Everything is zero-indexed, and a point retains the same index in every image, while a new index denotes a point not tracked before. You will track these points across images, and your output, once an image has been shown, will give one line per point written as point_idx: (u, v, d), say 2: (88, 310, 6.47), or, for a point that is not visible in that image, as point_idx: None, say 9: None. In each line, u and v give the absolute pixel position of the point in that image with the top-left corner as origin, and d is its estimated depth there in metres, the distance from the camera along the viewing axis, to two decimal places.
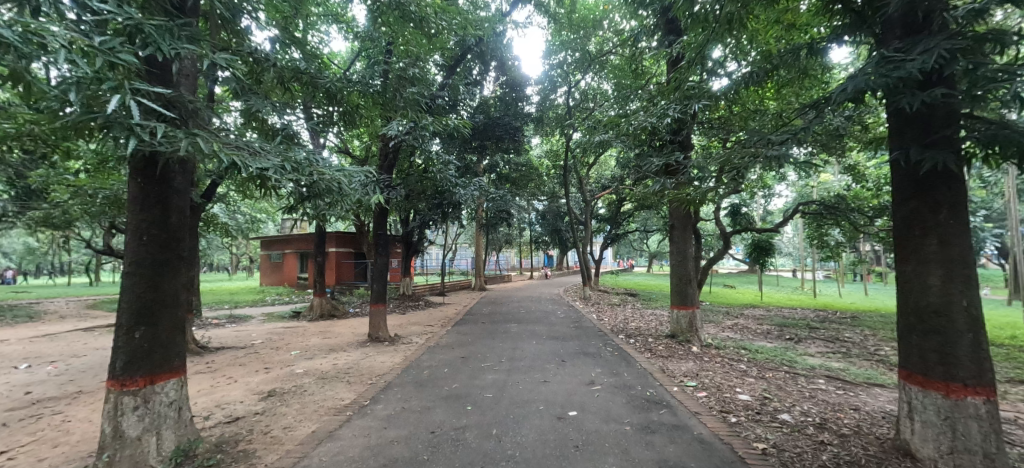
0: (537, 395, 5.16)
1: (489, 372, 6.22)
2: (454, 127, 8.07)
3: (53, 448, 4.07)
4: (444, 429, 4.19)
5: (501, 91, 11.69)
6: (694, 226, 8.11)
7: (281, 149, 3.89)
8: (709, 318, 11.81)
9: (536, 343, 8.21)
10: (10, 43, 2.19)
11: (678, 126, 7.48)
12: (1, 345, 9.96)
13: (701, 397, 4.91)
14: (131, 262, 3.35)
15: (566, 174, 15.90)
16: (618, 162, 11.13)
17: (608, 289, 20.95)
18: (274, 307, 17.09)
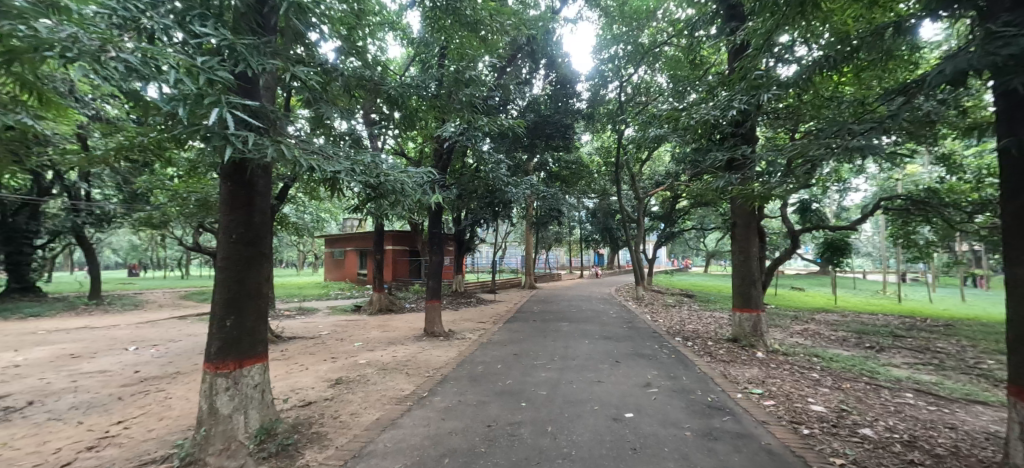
0: (593, 394, 5.12)
1: (543, 369, 6.28)
2: (507, 126, 8.16)
3: (158, 421, 4.56)
4: (500, 424, 4.26)
5: (552, 88, 11.63)
6: (758, 224, 7.71)
7: (350, 152, 4.11)
8: (775, 323, 11.13)
9: (589, 342, 8.15)
10: (134, 66, 2.49)
11: (741, 119, 7.11)
12: (112, 330, 11.28)
13: (768, 406, 4.66)
14: (222, 258, 3.69)
15: (620, 170, 15.58)
16: (676, 158, 10.75)
17: (664, 289, 20.28)
18: (337, 301, 18.11)
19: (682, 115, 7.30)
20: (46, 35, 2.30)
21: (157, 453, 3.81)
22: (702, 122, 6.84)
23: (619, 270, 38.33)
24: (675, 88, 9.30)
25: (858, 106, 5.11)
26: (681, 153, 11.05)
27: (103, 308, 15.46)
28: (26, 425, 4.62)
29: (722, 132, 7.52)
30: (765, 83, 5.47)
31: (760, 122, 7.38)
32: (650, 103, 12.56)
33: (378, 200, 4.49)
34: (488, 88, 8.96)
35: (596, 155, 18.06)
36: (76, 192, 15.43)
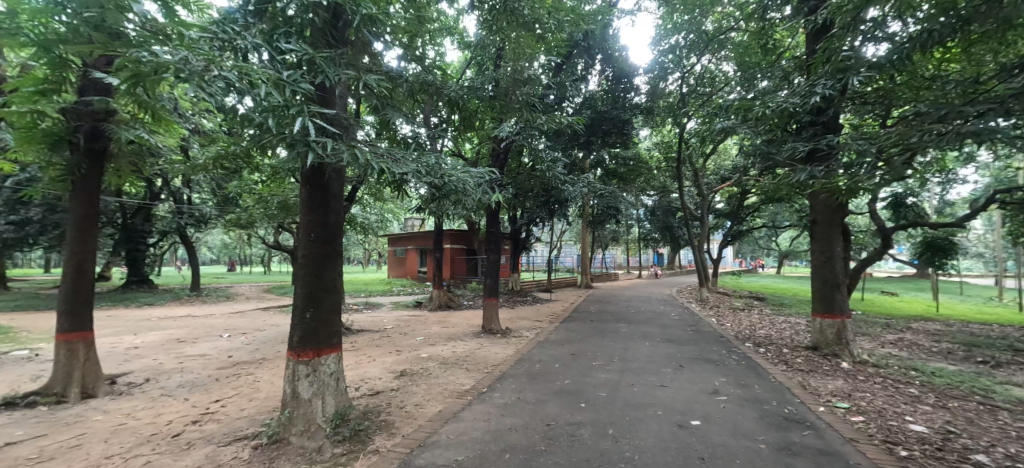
0: (656, 399, 5.02)
1: (602, 371, 6.23)
2: (566, 124, 8.13)
3: (249, 401, 5.05)
4: (560, 423, 4.31)
5: (607, 85, 11.34)
6: (842, 220, 7.18)
7: (416, 154, 4.29)
8: (862, 331, 10.26)
9: (650, 344, 7.98)
10: (232, 82, 2.80)
11: (822, 106, 6.63)
12: (208, 318, 12.56)
13: (857, 422, 4.34)
14: (302, 255, 4.02)
15: (682, 166, 15.00)
16: (744, 151, 10.17)
17: (732, 291, 19.26)
18: (400, 297, 18.95)
19: (755, 104, 6.92)
20: (163, 60, 2.64)
21: (249, 430, 4.24)
22: (778, 112, 6.42)
23: (681, 270, 36.90)
24: (744, 76, 8.81)
25: (969, 83, 4.66)
26: (750, 145, 10.47)
27: (200, 299, 17.25)
28: (143, 399, 5.31)
29: (798, 121, 7.05)
30: (853, 66, 5.23)
31: (845, 109, 6.78)
32: (715, 94, 11.99)
33: (441, 200, 4.67)
34: (544, 86, 8.99)
35: (656, 150, 17.53)
36: (179, 196, 17.29)
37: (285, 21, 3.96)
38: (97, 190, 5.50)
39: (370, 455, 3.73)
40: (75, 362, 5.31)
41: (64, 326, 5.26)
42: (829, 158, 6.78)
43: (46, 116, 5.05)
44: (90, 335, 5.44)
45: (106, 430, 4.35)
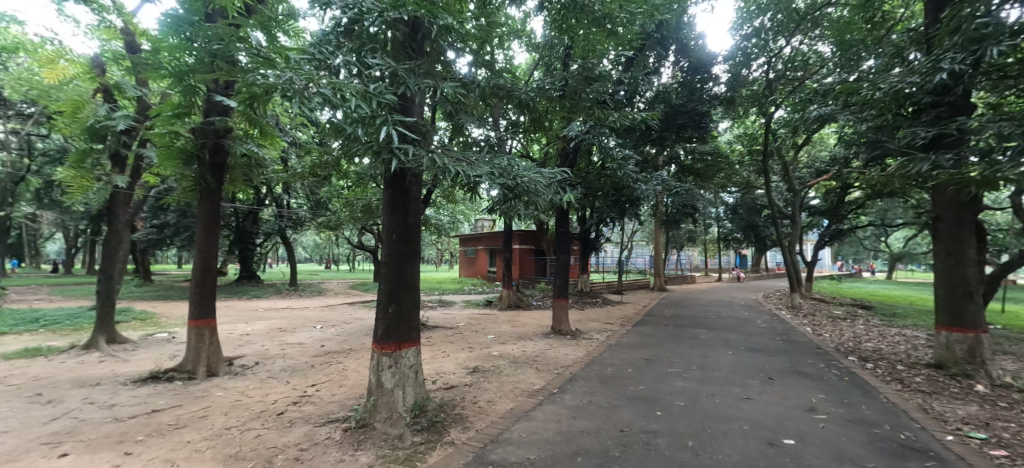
0: (742, 413, 4.78)
1: (679, 378, 6.03)
2: (639, 120, 7.86)
3: (340, 387, 5.54)
4: (634, 431, 4.26)
5: (682, 77, 10.76)
6: (974, 218, 6.34)
7: (491, 157, 4.45)
8: (1000, 349, 8.92)
9: (731, 353, 7.58)
10: (328, 97, 3.13)
11: (947, 85, 5.86)
12: (303, 310, 13.86)
13: (996, 457, 3.80)
14: (385, 254, 4.35)
15: (768, 160, 13.98)
16: (845, 140, 9.27)
17: (829, 298, 17.56)
18: (471, 295, 19.58)
19: (861, 88, 6.28)
20: (271, 80, 3.02)
21: (340, 413, 4.66)
22: (891, 94, 5.81)
23: (768, 273, 34.32)
24: (844, 56, 8.06)
25: None
26: (852, 134, 9.49)
27: (296, 293, 19.04)
28: (252, 380, 6.01)
29: (916, 104, 6.29)
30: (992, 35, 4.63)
31: (977, 87, 5.94)
32: (808, 79, 11.01)
33: (514, 200, 4.80)
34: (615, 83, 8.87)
35: (738, 144, 16.49)
36: (280, 201, 19.24)
37: (370, 39, 4.29)
38: (218, 196, 6.34)
39: (447, 446, 3.94)
40: (202, 344, 6.14)
41: (192, 313, 6.08)
42: (960, 144, 5.97)
43: (178, 135, 5.89)
44: (213, 322, 6.25)
45: (225, 405, 4.99)
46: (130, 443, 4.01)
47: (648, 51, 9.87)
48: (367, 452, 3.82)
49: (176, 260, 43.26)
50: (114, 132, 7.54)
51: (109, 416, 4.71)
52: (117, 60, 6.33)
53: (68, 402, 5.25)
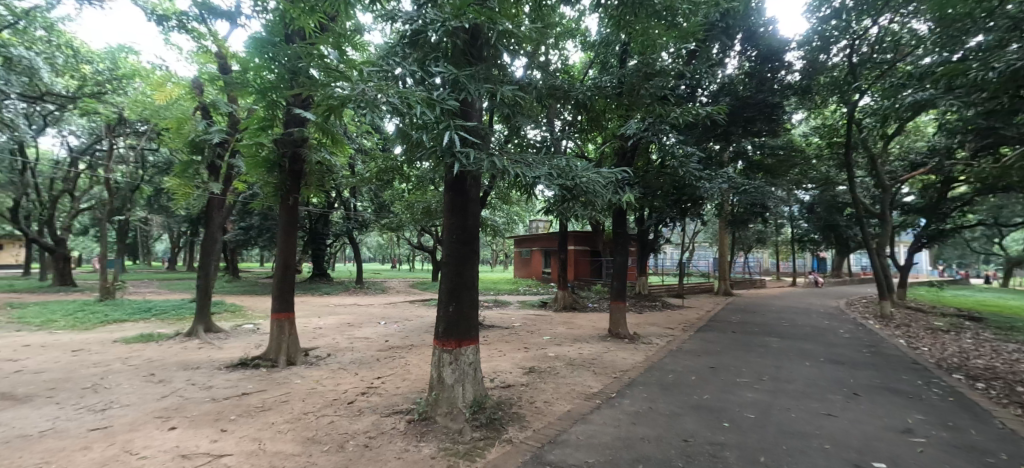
0: (823, 430, 4.31)
1: (746, 386, 5.74)
2: (705, 115, 7.50)
3: (403, 381, 5.80)
4: (699, 441, 4.03)
5: (750, 66, 9.90)
6: None
7: (549, 158, 4.48)
8: None
9: (809, 365, 7.07)
10: (397, 106, 3.33)
11: None
12: (368, 307, 14.61)
13: None
14: (445, 254, 4.51)
15: (850, 153, 12.87)
16: (949, 127, 8.34)
17: (927, 307, 15.81)
18: (526, 296, 19.70)
19: (969, 69, 5.59)
20: (346, 93, 3.27)
21: (404, 406, 4.89)
22: (1008, 74, 5.11)
23: (851, 278, 31.46)
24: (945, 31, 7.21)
25: None
26: (955, 121, 8.51)
27: (362, 291, 20.08)
28: (325, 370, 6.45)
29: None
30: None
31: None
32: (899, 61, 9.98)
33: (572, 200, 4.80)
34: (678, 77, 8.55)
35: (812, 136, 15.32)
36: (348, 204, 20.36)
37: (432, 48, 4.48)
38: (295, 200, 6.84)
39: (505, 444, 4.02)
40: (282, 335, 6.67)
41: (274, 307, 6.62)
42: None
43: (262, 146, 6.46)
44: (292, 315, 6.77)
45: (302, 392, 5.39)
46: (224, 421, 4.46)
47: (712, 42, 9.25)
48: (430, 444, 3.99)
49: (258, 259, 47.08)
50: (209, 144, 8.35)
51: (206, 396, 5.27)
52: (211, 81, 7.04)
53: (173, 381, 5.94)
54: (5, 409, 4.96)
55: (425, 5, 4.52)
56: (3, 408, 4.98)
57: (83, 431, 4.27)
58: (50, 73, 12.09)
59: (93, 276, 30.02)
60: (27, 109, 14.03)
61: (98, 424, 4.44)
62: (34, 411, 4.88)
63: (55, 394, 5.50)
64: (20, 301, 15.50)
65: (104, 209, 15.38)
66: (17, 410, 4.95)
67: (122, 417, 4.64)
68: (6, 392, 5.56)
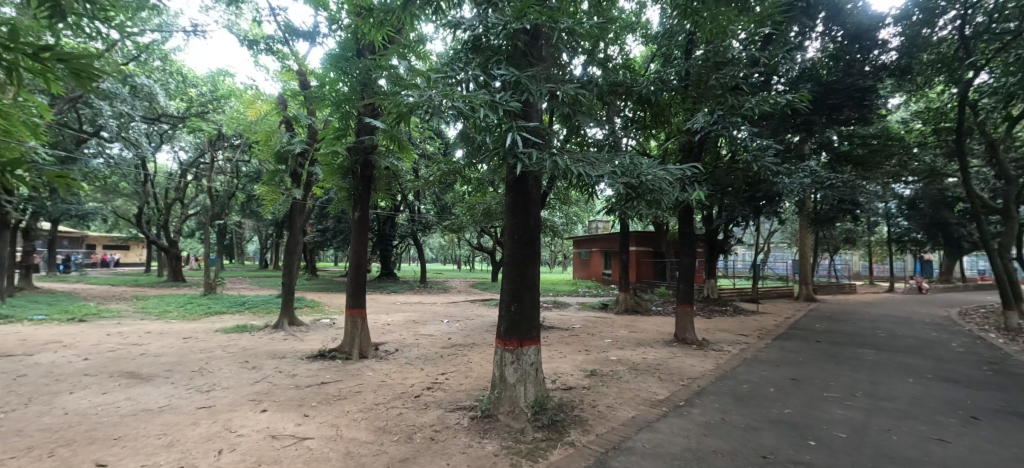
0: (932, 457, 3.75)
1: (834, 401, 5.26)
2: (785, 104, 6.97)
3: (466, 378, 5.93)
4: (780, 459, 3.72)
5: (836, 47, 8.79)
6: None
7: (612, 157, 4.38)
8: None
9: (908, 381, 6.35)
10: (462, 109, 3.43)
11: None
12: (432, 305, 15.12)
13: None
14: (508, 255, 4.56)
15: (962, 141, 11.38)
16: None
17: None
18: (586, 298, 19.46)
19: None
20: (415, 99, 3.45)
21: (467, 402, 4.99)
22: None
23: (962, 283, 27.82)
24: None
25: None
26: None
27: (426, 289, 20.82)
28: (393, 364, 6.74)
29: None
30: None
31: None
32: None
33: (637, 199, 4.65)
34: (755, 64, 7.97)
35: (913, 123, 13.63)
36: (412, 206, 21.14)
37: (494, 51, 4.55)
38: (366, 201, 7.19)
39: (567, 447, 3.99)
40: (356, 330, 7.07)
41: (348, 303, 7.01)
42: None
43: (337, 154, 6.89)
44: (364, 310, 7.14)
45: (373, 384, 5.67)
46: (307, 407, 4.80)
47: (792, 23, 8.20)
48: (493, 441, 4.05)
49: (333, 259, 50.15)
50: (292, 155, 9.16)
51: (291, 383, 5.70)
52: (293, 97, 7.60)
53: (263, 368, 6.48)
54: (132, 386, 5.66)
55: (486, 9, 4.58)
56: (131, 385, 5.70)
57: (192, 408, 4.78)
58: (164, 97, 13.68)
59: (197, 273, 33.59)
60: (147, 129, 15.98)
61: (204, 403, 4.95)
62: (154, 389, 5.53)
63: (170, 375, 6.20)
64: (140, 294, 17.67)
65: (206, 214, 17.07)
66: (141, 387, 5.63)
67: (222, 398, 5.13)
68: (132, 372, 6.35)
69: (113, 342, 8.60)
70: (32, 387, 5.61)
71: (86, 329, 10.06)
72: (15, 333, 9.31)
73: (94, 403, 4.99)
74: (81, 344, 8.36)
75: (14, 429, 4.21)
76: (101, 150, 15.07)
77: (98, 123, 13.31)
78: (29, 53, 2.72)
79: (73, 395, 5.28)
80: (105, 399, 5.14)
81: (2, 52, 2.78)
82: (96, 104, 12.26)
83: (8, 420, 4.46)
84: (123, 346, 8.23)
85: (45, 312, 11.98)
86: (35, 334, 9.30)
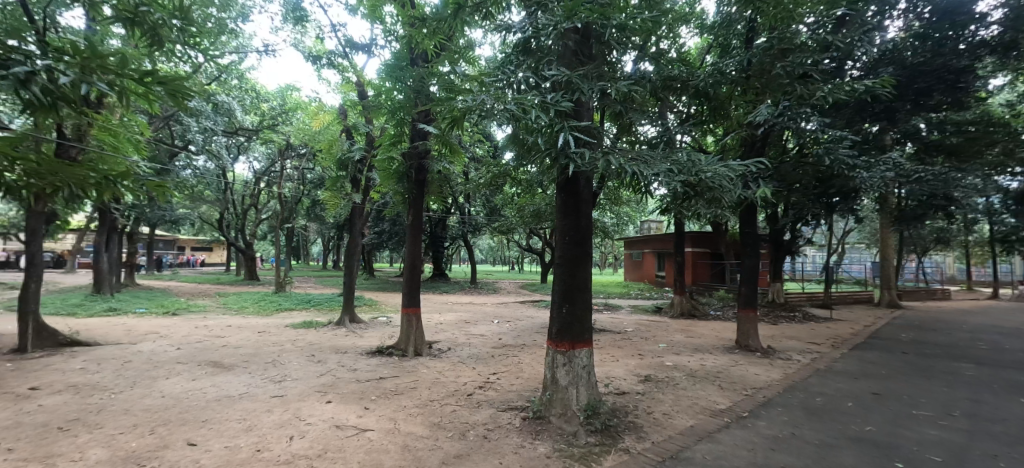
0: None
1: (925, 420, 4.72)
2: (863, 92, 6.40)
3: (517, 378, 5.89)
4: None
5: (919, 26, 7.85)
6: None
7: (667, 154, 4.18)
8: None
9: (1015, 400, 5.59)
10: (514, 111, 3.43)
11: None
12: (484, 305, 15.28)
13: None
14: (559, 256, 4.46)
15: None
16: None
17: None
18: (639, 300, 18.92)
19: None
20: (470, 103, 3.50)
21: (519, 403, 4.95)
22: None
23: None
24: None
25: None
26: None
27: (477, 290, 21.09)
28: (446, 362, 6.82)
29: None
30: None
31: None
32: None
33: (694, 197, 4.39)
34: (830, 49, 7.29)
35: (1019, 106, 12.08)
36: (463, 208, 21.49)
37: (545, 52, 4.50)
38: (419, 203, 7.36)
39: (622, 453, 3.84)
40: (411, 328, 7.24)
41: (404, 303, 7.17)
42: None
43: (393, 160, 7.19)
44: (419, 310, 7.29)
45: (428, 381, 5.75)
46: (367, 400, 4.94)
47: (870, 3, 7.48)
48: (544, 443, 3.97)
49: (390, 259, 51.91)
50: (352, 162, 9.60)
51: (353, 377, 5.90)
52: (353, 107, 7.97)
53: (327, 362, 6.77)
54: (216, 374, 6.10)
55: (535, 10, 4.55)
56: (214, 373, 6.13)
57: (267, 397, 5.05)
58: (241, 112, 14.79)
59: (270, 272, 36.01)
60: (227, 142, 17.31)
61: (277, 392, 5.23)
62: (234, 377, 5.92)
63: (248, 365, 6.63)
64: (223, 291, 19.18)
65: (277, 219, 18.13)
66: (224, 375, 6.06)
67: (292, 388, 5.40)
68: (216, 361, 6.86)
69: (200, 334, 9.35)
70: (136, 372, 6.19)
71: (177, 321, 11.01)
72: (121, 324, 10.35)
73: (186, 388, 5.41)
74: (174, 334, 9.16)
75: (122, 408, 4.64)
76: (189, 162, 16.50)
77: (187, 137, 14.64)
78: (136, 77, 3.14)
79: (169, 380, 5.77)
80: (194, 385, 5.56)
81: (109, 76, 3.09)
82: (185, 121, 13.50)
83: (117, 400, 4.93)
84: (208, 338, 8.92)
85: (145, 306, 13.26)
86: (138, 326, 10.30)
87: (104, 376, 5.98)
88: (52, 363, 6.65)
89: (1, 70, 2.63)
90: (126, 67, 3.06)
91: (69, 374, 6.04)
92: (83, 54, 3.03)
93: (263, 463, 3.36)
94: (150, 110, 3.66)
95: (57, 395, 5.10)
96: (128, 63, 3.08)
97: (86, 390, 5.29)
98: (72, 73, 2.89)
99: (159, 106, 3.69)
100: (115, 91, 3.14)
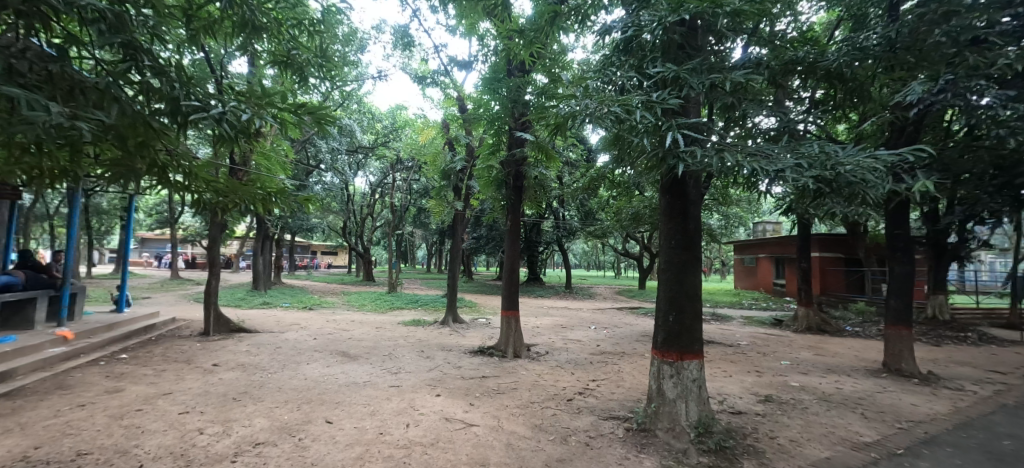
0: None
1: None
2: None
3: (619, 387, 5.67)
4: None
5: None
6: None
7: (795, 147, 3.72)
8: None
9: None
10: (617, 113, 3.34)
11: None
12: (581, 311, 15.09)
13: None
14: (664, 261, 4.21)
15: None
16: None
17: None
18: (753, 311, 17.28)
19: None
20: (574, 108, 3.49)
21: (622, 412, 4.75)
22: None
23: None
24: None
25: None
26: None
27: (574, 295, 20.94)
28: (545, 366, 6.80)
29: None
30: None
31: None
32: None
33: (827, 197, 3.82)
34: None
35: None
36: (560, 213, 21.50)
37: (647, 49, 4.28)
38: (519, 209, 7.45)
39: None
40: (511, 330, 7.36)
41: (504, 305, 7.32)
42: None
43: (492, 168, 7.45)
44: (519, 312, 7.37)
45: (529, 383, 5.79)
46: (472, 397, 5.09)
47: None
48: (651, 457, 3.76)
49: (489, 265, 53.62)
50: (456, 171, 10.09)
51: (458, 374, 6.14)
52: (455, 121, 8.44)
53: (436, 358, 7.16)
54: (345, 362, 6.76)
55: (636, 8, 4.37)
56: (343, 362, 6.79)
57: (386, 386, 5.46)
58: (361, 132, 16.46)
59: (383, 273, 39.17)
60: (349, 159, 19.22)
61: (394, 382, 5.63)
62: (358, 367, 6.50)
63: (369, 356, 7.24)
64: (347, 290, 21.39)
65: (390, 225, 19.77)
66: (351, 364, 6.69)
67: (406, 380, 5.76)
68: (343, 351, 7.60)
69: (329, 327, 10.46)
70: (284, 357, 7.09)
71: (312, 315, 12.46)
72: (271, 315, 12.01)
73: (322, 373, 6.06)
74: (310, 326, 10.36)
75: (277, 386, 5.33)
76: (320, 178, 18.71)
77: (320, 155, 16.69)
78: (291, 109, 3.60)
79: (309, 365, 6.51)
80: (329, 371, 6.21)
81: (271, 109, 3.57)
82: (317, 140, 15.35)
83: (272, 379, 5.67)
84: (336, 330, 9.95)
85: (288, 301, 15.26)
86: (283, 317, 11.85)
87: (262, 358, 6.93)
88: (226, 345, 7.89)
89: (204, 112, 3.11)
90: (285, 101, 3.53)
91: (236, 354, 7.11)
92: (252, 93, 3.53)
93: (386, 446, 3.61)
94: (296, 135, 4.12)
95: (231, 371, 6.01)
96: (285, 98, 3.54)
97: (252, 369, 6.17)
98: (250, 110, 3.37)
99: (303, 132, 4.16)
100: (276, 122, 3.64)
